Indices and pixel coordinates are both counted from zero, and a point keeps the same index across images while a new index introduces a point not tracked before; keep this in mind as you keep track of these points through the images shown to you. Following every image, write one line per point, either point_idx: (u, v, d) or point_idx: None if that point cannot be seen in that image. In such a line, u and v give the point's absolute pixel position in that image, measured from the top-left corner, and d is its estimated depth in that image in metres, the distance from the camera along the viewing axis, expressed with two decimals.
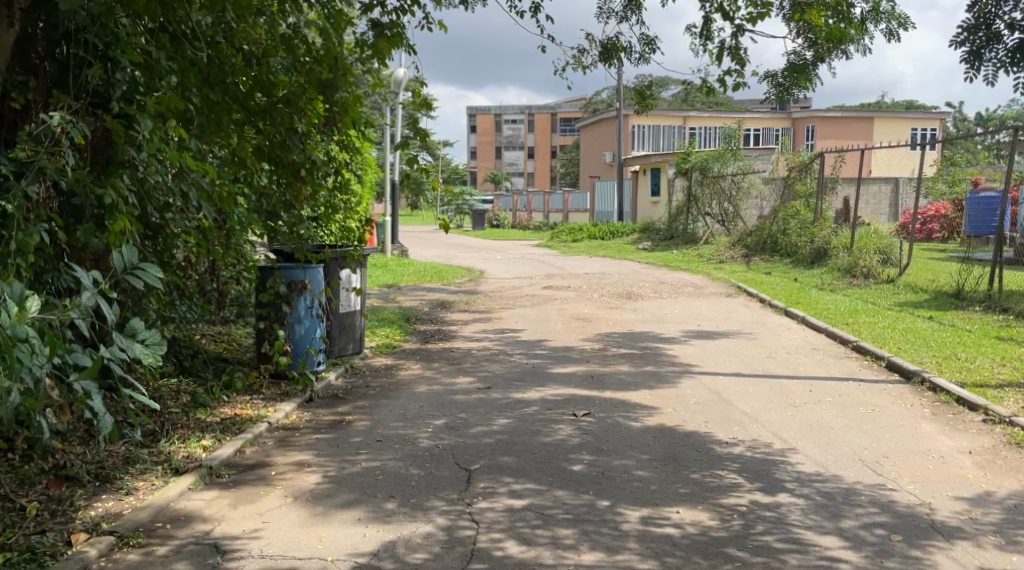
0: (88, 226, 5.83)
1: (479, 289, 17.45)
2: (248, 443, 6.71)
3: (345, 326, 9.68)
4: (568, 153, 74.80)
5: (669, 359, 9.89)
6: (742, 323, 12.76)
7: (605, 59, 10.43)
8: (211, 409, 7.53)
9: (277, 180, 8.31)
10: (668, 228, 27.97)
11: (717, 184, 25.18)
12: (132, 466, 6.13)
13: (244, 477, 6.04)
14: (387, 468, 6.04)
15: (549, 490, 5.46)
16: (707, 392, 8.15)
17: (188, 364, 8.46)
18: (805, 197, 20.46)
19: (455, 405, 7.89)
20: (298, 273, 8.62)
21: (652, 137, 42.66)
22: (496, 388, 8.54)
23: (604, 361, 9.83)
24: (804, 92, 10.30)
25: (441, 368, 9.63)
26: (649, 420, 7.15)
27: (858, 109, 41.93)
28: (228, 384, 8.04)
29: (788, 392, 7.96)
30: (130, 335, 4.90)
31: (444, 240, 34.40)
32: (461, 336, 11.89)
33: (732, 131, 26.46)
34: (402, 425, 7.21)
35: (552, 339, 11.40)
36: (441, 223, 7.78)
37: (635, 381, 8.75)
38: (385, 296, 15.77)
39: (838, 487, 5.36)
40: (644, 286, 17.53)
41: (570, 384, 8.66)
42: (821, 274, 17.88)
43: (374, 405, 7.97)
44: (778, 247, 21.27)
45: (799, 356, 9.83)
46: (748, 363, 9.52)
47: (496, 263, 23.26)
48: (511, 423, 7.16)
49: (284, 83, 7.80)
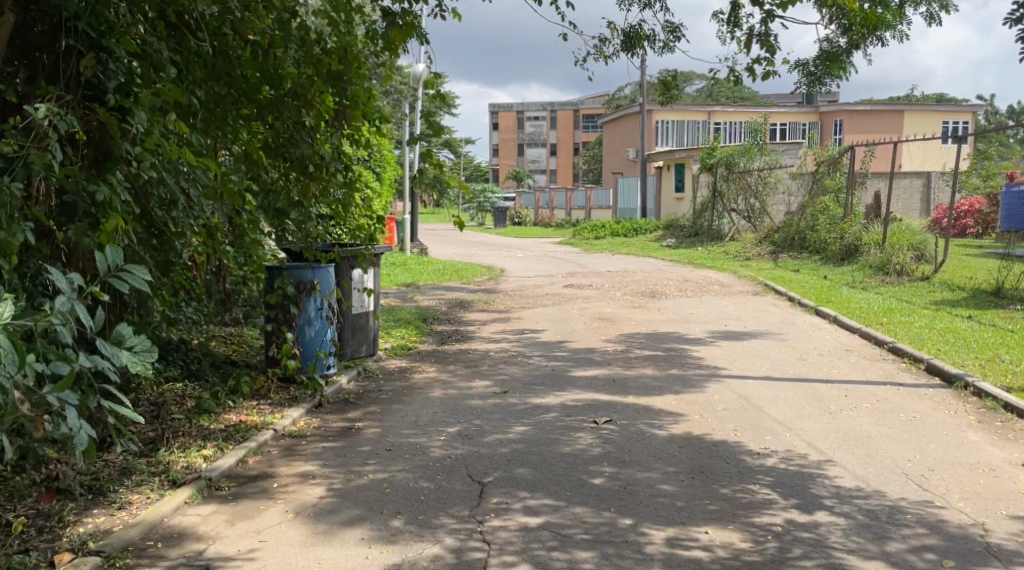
0: (79, 224, 5.49)
1: (499, 287, 17.11)
2: (252, 453, 6.36)
3: (358, 328, 9.37)
4: (592, 150, 74.23)
5: (696, 362, 9.48)
6: (771, 323, 12.31)
7: (628, 48, 10.03)
8: (215, 415, 7.19)
9: (287, 177, 7.92)
10: (693, 225, 27.44)
11: (742, 180, 24.66)
12: (128, 477, 5.80)
13: (245, 490, 5.70)
14: (396, 481, 5.69)
15: (567, 507, 5.08)
16: (735, 397, 7.74)
17: (195, 368, 8.14)
18: (834, 192, 19.94)
19: (470, 411, 7.52)
20: (307, 273, 8.28)
21: (676, 133, 42.07)
22: (514, 392, 8.17)
23: (627, 363, 9.43)
24: (837, 81, 9.91)
25: (457, 371, 9.26)
26: (675, 427, 6.75)
27: (887, 102, 41.18)
28: (235, 389, 7.71)
29: (822, 397, 7.54)
30: (117, 342, 4.62)
31: (465, 238, 34.03)
32: (478, 337, 11.51)
33: (758, 125, 25.94)
34: (414, 433, 6.86)
35: (573, 340, 11.00)
36: (456, 220, 7.41)
37: (660, 385, 8.34)
38: (402, 295, 15.44)
39: (881, 504, 4.97)
40: (669, 285, 17.09)
41: (592, 388, 8.27)
42: (852, 271, 17.37)
43: (386, 411, 7.63)
44: (807, 244, 20.76)
45: (832, 359, 9.39)
46: (779, 366, 9.08)
47: (517, 261, 22.88)
48: (529, 431, 6.78)
49: (293, 75, 7.46)
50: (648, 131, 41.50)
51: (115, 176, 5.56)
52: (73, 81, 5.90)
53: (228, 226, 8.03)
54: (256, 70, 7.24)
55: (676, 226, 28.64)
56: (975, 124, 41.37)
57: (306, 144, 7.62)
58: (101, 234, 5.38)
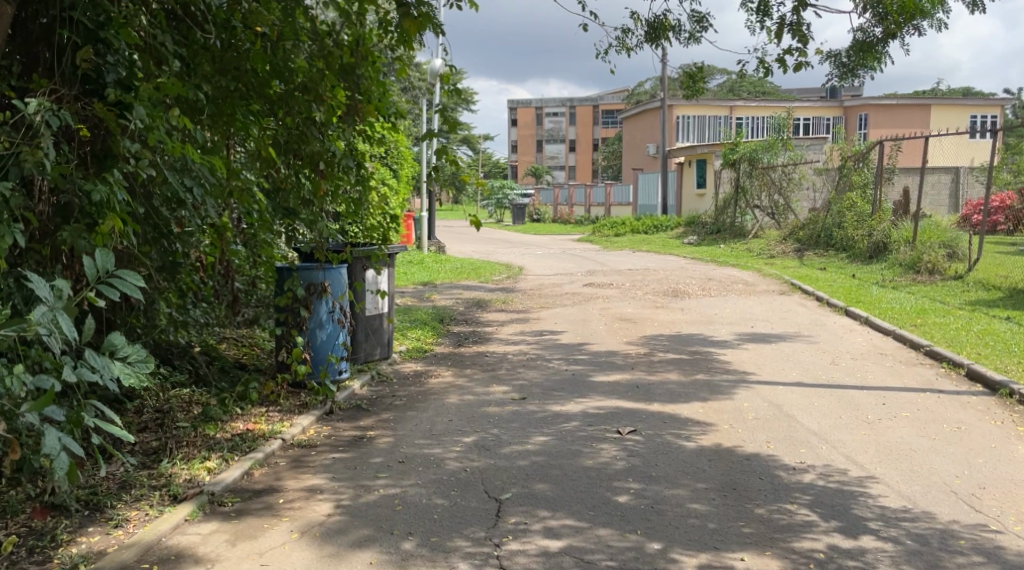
0: (75, 225, 5.19)
1: (518, 286, 16.75)
2: (258, 465, 6.05)
3: (371, 330, 9.06)
4: (611, 146, 73.70)
5: (722, 366, 9.11)
6: (800, 324, 11.93)
7: (652, 39, 9.67)
8: (222, 423, 6.85)
9: (297, 175, 7.61)
10: (714, 222, 26.94)
11: (766, 177, 24.19)
12: (128, 492, 5.48)
13: (248, 506, 5.38)
14: (408, 497, 5.38)
15: (590, 528, 4.78)
16: (766, 404, 7.38)
17: (204, 372, 7.85)
18: (861, 188, 19.51)
19: (488, 418, 7.19)
20: (319, 275, 7.93)
21: (698, 128, 41.53)
22: (533, 399, 7.83)
23: (651, 367, 9.07)
24: (871, 71, 9.61)
25: (474, 376, 8.91)
26: (704, 439, 6.42)
27: (913, 97, 40.53)
28: (243, 395, 7.39)
29: (858, 406, 7.23)
30: (109, 352, 4.30)
31: (483, 235, 33.63)
32: (496, 339, 11.17)
33: (782, 120, 25.45)
34: (429, 443, 6.53)
35: (594, 342, 10.64)
36: (472, 219, 7.06)
37: (686, 391, 7.97)
38: (419, 295, 15.10)
39: (931, 528, 4.71)
40: (692, 284, 16.69)
41: (614, 395, 7.91)
42: (881, 269, 16.98)
43: (400, 419, 7.30)
44: (833, 241, 20.30)
45: (866, 363, 9.01)
46: (810, 371, 8.73)
47: (535, 259, 22.49)
48: (549, 442, 6.45)
49: (304, 69, 7.19)
50: (669, 126, 40.97)
51: (115, 174, 5.27)
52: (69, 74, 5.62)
53: (235, 225, 7.76)
54: (265, 63, 6.98)
55: (697, 223, 28.17)
56: (1003, 119, 40.64)
57: (317, 141, 7.31)
58: (97, 236, 5.09)
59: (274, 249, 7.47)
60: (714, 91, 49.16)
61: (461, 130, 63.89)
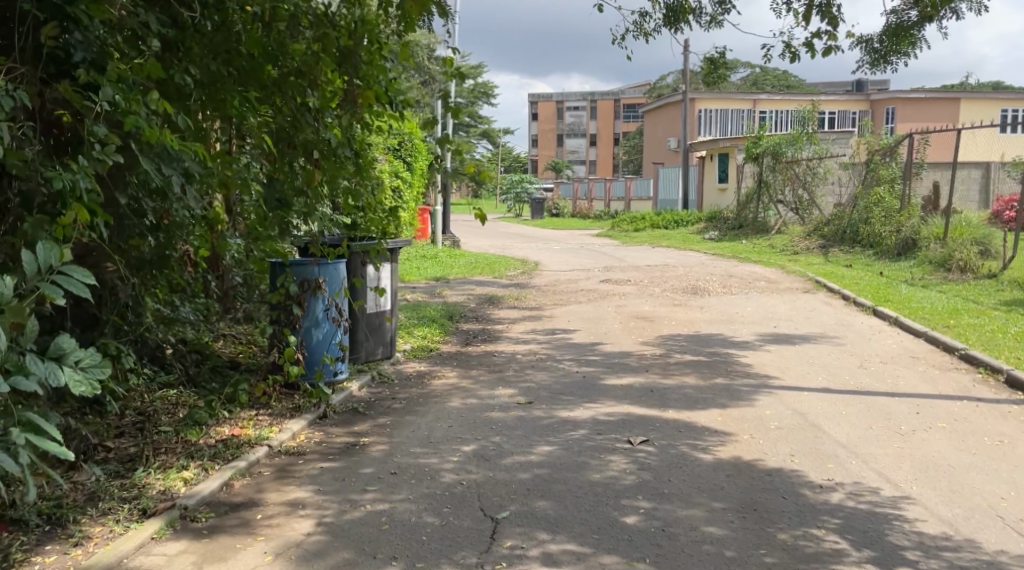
0: (37, 216, 4.73)
1: (533, 282, 16.25)
2: (239, 475, 5.60)
3: (372, 328, 8.60)
4: (632, 140, 73.03)
5: (743, 369, 8.62)
6: (825, 324, 11.40)
7: (671, 23, 9.18)
8: (207, 428, 6.38)
9: (290, 164, 7.13)
10: (736, 217, 26.33)
11: (790, 171, 23.58)
12: (96, 505, 5.03)
13: (223, 522, 4.94)
14: (396, 513, 4.94)
15: (593, 556, 4.38)
16: (789, 413, 6.90)
17: (194, 373, 7.45)
18: (889, 183, 18.95)
19: (490, 425, 6.72)
20: (313, 271, 7.48)
21: (720, 121, 40.88)
22: (541, 403, 7.35)
23: (667, 370, 8.57)
24: (905, 58, 9.11)
25: (480, 377, 8.44)
26: (723, 451, 5.94)
27: (942, 90, 39.71)
28: (232, 397, 6.94)
29: (891, 416, 6.79)
30: (56, 358, 3.90)
31: (500, 230, 33.09)
32: (506, 337, 10.69)
33: (807, 112, 24.83)
34: (425, 452, 6.08)
35: (608, 342, 10.14)
36: (477, 212, 6.61)
37: (704, 397, 7.47)
38: (429, 291, 14.63)
39: (976, 559, 4.35)
40: (713, 280, 16.16)
41: (627, 400, 7.42)
42: (910, 266, 16.39)
43: (397, 424, 6.84)
44: (859, 237, 19.69)
45: (898, 369, 8.51)
46: (837, 376, 8.24)
47: (550, 255, 21.95)
48: (555, 452, 5.98)
49: (299, 52, 6.69)
50: (691, 120, 40.28)
51: (81, 160, 4.83)
52: (33, 53, 5.18)
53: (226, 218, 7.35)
54: (258, 47, 6.50)
55: (718, 218, 27.56)
56: None
57: (311, 129, 6.86)
58: (58, 228, 4.65)
59: (273, 243, 7.04)
60: (736, 85, 48.44)
61: (480, 123, 63.32)
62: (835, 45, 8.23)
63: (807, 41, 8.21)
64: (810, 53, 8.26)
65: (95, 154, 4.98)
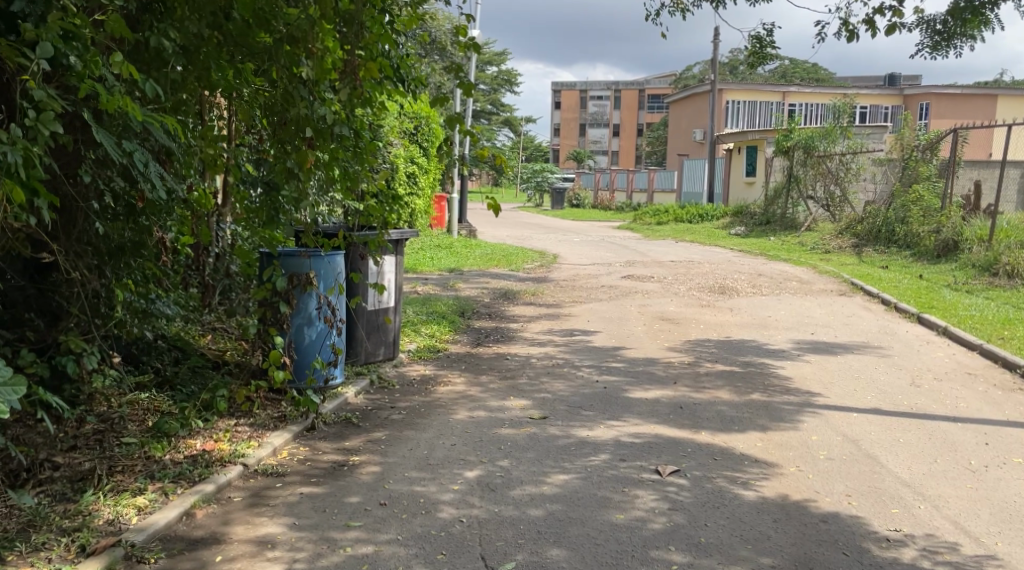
0: None
1: (551, 277, 15.45)
2: (204, 501, 4.81)
3: (374, 327, 7.80)
4: (655, 131, 71.85)
5: (781, 383, 7.78)
6: (867, 331, 10.56)
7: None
8: (176, 441, 5.59)
9: (280, 144, 6.21)
10: (764, 213, 25.42)
11: (822, 166, 22.61)
12: (27, 538, 4.24)
13: (174, 566, 4.20)
14: (383, 562, 4.21)
15: None
16: (840, 440, 6.09)
17: (170, 375, 6.69)
18: (929, 181, 18.11)
19: (499, 445, 5.91)
20: (305, 264, 6.64)
21: (748, 113, 39.82)
22: (556, 420, 6.53)
23: (697, 382, 7.72)
24: (968, 41, 8.60)
25: (490, 385, 7.63)
26: (767, 488, 5.14)
27: (978, 87, 38.57)
28: (209, 404, 6.14)
29: (958, 447, 5.98)
30: None
31: (520, 220, 32.22)
32: (520, 338, 9.86)
33: (841, 105, 23.94)
34: (422, 477, 5.28)
35: (631, 347, 9.29)
36: (490, 203, 5.85)
37: (741, 417, 6.64)
38: (441, 284, 13.81)
39: None
40: (741, 279, 15.28)
41: (654, 418, 6.59)
42: (951, 269, 15.50)
43: (393, 440, 6.04)
44: (895, 237, 18.79)
45: (955, 390, 7.67)
46: (888, 397, 7.40)
47: (572, 247, 21.12)
48: (573, 482, 5.20)
49: (293, 13, 5.76)
50: (718, 111, 39.22)
51: (14, 131, 4.07)
52: None
53: (213, 202, 6.57)
54: (249, 9, 5.59)
55: (744, 213, 26.66)
56: None
57: (303, 102, 5.93)
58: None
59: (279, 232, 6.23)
60: (763, 76, 47.39)
61: (501, 110, 62.38)
62: (898, 22, 7.53)
63: (867, 17, 7.53)
64: (870, 31, 7.58)
65: (25, 123, 4.16)
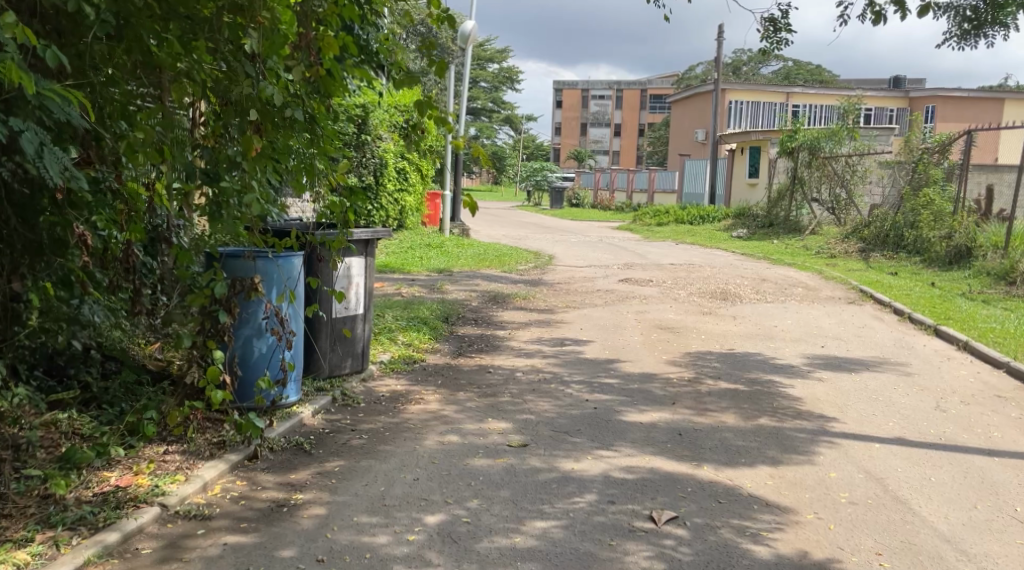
0: None
1: (544, 279, 14.60)
2: (100, 557, 4.02)
3: (338, 337, 6.99)
4: (658, 132, 70.89)
5: (794, 405, 6.95)
6: (881, 345, 9.73)
7: None
8: (88, 473, 4.77)
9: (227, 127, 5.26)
10: (766, 215, 24.56)
11: (827, 167, 21.76)
12: None
13: None
14: None
15: None
16: (863, 479, 5.27)
17: (100, 390, 5.83)
18: (940, 184, 17.30)
19: (468, 480, 5.09)
20: (250, 267, 5.87)
21: (750, 114, 38.97)
22: (538, 448, 5.70)
23: (700, 404, 6.89)
24: (1001, 30, 7.80)
25: (467, 404, 6.79)
26: (781, 543, 4.34)
27: (984, 91, 37.73)
28: (136, 427, 5.29)
29: (1001, 490, 5.17)
30: None
31: (518, 220, 31.31)
32: (506, 348, 9.02)
33: (848, 105, 23.12)
34: (374, 523, 4.46)
35: (627, 360, 8.46)
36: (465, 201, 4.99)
37: (749, 447, 5.81)
38: (427, 285, 12.96)
39: None
40: (744, 285, 14.44)
41: (650, 448, 5.76)
42: (965, 278, 14.65)
43: (347, 471, 5.22)
44: (903, 242, 17.99)
45: (986, 416, 6.85)
46: (914, 423, 6.58)
47: (569, 248, 20.30)
48: (552, 530, 4.40)
49: None
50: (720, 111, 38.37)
51: None
52: None
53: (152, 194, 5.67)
54: None
55: (746, 215, 25.83)
56: None
57: (248, 79, 5.02)
58: None
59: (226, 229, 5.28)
60: (767, 76, 46.54)
61: (502, 108, 61.35)
62: (930, 3, 6.72)
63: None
64: (900, 13, 6.77)
65: None
